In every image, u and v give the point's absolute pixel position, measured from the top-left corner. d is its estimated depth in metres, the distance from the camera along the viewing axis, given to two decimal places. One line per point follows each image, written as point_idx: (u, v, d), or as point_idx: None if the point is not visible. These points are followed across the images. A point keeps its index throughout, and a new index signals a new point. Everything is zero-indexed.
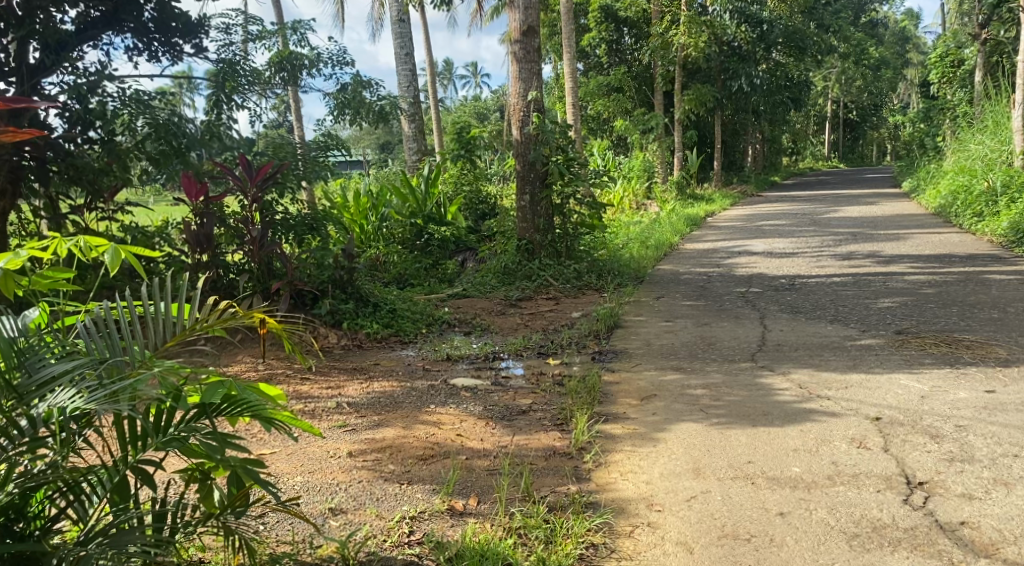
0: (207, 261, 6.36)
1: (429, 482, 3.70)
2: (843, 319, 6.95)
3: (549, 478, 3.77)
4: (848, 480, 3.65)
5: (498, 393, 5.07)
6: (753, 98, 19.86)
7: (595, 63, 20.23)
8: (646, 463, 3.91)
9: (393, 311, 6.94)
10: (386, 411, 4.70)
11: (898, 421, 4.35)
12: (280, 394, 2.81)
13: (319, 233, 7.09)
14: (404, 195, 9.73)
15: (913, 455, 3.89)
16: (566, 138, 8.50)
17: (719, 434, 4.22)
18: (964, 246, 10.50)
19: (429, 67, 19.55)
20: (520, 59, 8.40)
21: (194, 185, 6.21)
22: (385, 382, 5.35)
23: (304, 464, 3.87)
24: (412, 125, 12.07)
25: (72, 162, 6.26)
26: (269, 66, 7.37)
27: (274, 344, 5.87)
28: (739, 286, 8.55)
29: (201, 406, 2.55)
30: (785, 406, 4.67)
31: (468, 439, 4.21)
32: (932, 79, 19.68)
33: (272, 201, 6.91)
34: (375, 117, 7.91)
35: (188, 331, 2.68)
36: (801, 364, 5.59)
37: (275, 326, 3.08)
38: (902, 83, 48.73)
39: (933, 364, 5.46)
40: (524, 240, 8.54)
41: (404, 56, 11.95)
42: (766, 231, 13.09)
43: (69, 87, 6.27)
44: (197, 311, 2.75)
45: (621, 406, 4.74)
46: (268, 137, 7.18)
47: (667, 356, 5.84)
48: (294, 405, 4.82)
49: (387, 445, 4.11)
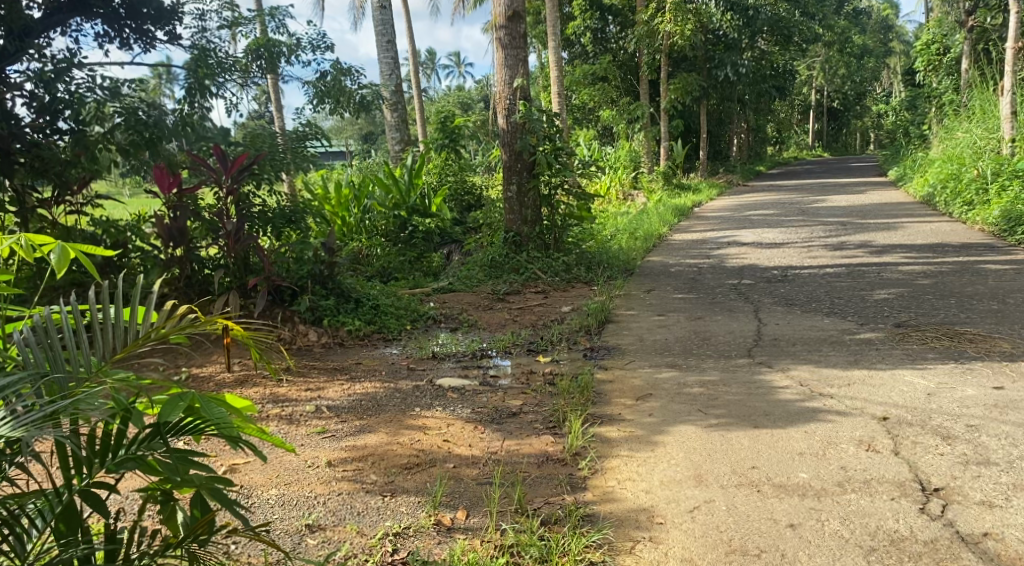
0: (181, 256, 6.14)
1: (415, 494, 3.46)
2: (840, 311, 6.74)
3: (542, 488, 3.54)
4: (860, 487, 3.44)
5: (485, 394, 4.83)
6: (738, 86, 19.63)
7: (580, 51, 19.98)
8: (645, 469, 3.69)
9: (376, 308, 6.69)
10: (368, 415, 4.45)
11: (906, 421, 4.15)
12: (248, 407, 2.60)
13: (298, 226, 6.81)
14: (387, 186, 9.47)
15: (924, 459, 3.68)
16: (553, 127, 8.19)
17: (721, 437, 4.00)
18: (956, 235, 10.32)
19: (412, 56, 19.29)
20: (505, 45, 8.20)
21: (166, 177, 5.98)
22: (367, 383, 5.10)
23: (280, 474, 3.63)
24: (394, 114, 11.79)
25: (38, 153, 6.01)
26: (245, 54, 7.07)
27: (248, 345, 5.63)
28: (731, 277, 8.34)
29: (156, 424, 2.34)
30: (787, 405, 4.46)
31: (455, 446, 3.98)
32: (918, 67, 19.52)
33: (249, 193, 6.61)
34: (356, 107, 7.67)
35: (140, 341, 2.42)
36: (801, 360, 5.38)
37: (241, 334, 2.83)
38: (885, 70, 48.71)
39: (937, 359, 5.26)
40: (512, 232, 8.29)
41: (386, 43, 11.67)
42: (754, 221, 12.90)
43: (34, 74, 6.00)
44: (156, 317, 2.49)
45: (615, 407, 4.51)
46: (247, 127, 6.88)
47: (661, 352, 5.62)
48: (271, 410, 4.57)
49: (368, 453, 3.87)
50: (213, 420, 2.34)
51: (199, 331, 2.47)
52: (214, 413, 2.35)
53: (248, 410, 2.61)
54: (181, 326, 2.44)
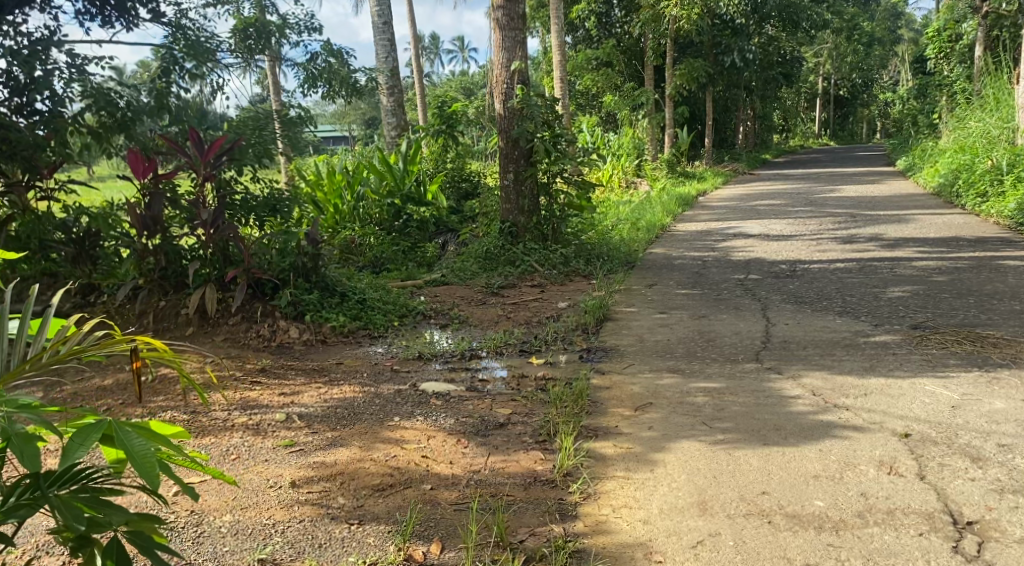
0: (156, 246, 5.77)
1: (384, 522, 3.13)
2: (854, 311, 6.35)
3: (527, 516, 3.19)
4: (884, 519, 3.08)
5: (472, 401, 4.45)
6: (745, 73, 19.16)
7: (583, 36, 19.56)
8: (643, 495, 3.33)
9: (363, 303, 6.31)
10: (342, 425, 4.09)
11: (931, 439, 3.77)
12: (178, 433, 2.31)
13: (281, 215, 6.38)
14: (381, 173, 9.11)
15: (954, 484, 3.31)
16: (553, 113, 7.73)
17: (727, 456, 3.63)
18: (970, 229, 9.89)
19: (414, 42, 18.92)
20: (503, 27, 7.78)
21: (140, 162, 5.59)
22: (346, 387, 4.73)
23: (237, 497, 3.29)
24: (390, 98, 11.39)
25: (5, 134, 5.53)
26: (231, 33, 6.62)
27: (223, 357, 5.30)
28: (737, 272, 7.94)
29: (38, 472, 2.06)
30: (799, 418, 4.09)
31: (434, 463, 3.62)
32: (929, 54, 19.02)
33: (229, 179, 6.14)
34: (348, 90, 7.27)
35: (26, 366, 2.21)
36: (812, 366, 4.99)
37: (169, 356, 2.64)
38: (893, 59, 48.02)
39: (960, 366, 4.88)
40: (508, 222, 7.92)
41: (382, 24, 11.23)
42: (760, 212, 12.51)
43: (8, 50, 5.59)
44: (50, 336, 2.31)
45: (611, 419, 4.14)
46: (245, 113, 6.30)
47: (663, 356, 5.25)
48: (236, 418, 4.19)
49: (338, 472, 3.51)
50: (129, 450, 2.08)
51: (103, 353, 2.28)
52: (132, 442, 2.11)
53: (182, 436, 2.34)
54: (81, 349, 2.26)
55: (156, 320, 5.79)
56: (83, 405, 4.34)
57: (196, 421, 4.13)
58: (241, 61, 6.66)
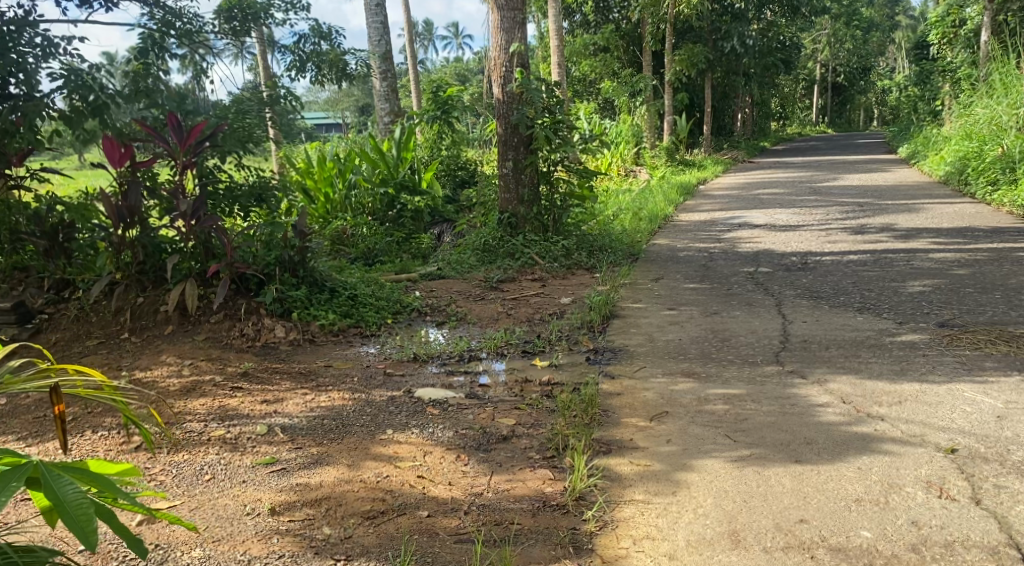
0: (132, 238, 5.35)
1: (374, 559, 2.78)
2: (874, 307, 5.98)
3: (536, 550, 2.86)
4: (942, 555, 2.79)
5: (472, 410, 4.06)
6: (744, 60, 18.76)
7: (581, 21, 19.09)
8: (667, 524, 2.99)
9: (353, 299, 5.91)
10: (330, 439, 3.70)
11: (980, 456, 3.41)
12: (124, 472, 2.02)
13: (267, 205, 5.94)
14: (374, 160, 8.64)
15: (1015, 511, 2.99)
16: (554, 98, 7.34)
17: (756, 475, 3.26)
18: (983, 218, 9.51)
19: (410, 28, 18.45)
20: (501, 7, 7.36)
21: (116, 149, 5.19)
22: (335, 394, 4.34)
23: (209, 528, 2.94)
24: (384, 83, 10.96)
25: None
26: (216, 14, 6.17)
27: (197, 362, 4.90)
28: (746, 265, 7.55)
29: None
30: (832, 430, 3.72)
31: (432, 485, 3.24)
32: (932, 40, 18.62)
33: (212, 168, 5.70)
34: (339, 75, 6.84)
35: None
36: (838, 369, 4.61)
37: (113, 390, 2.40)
38: (890, 46, 47.54)
39: (997, 369, 4.52)
40: (507, 213, 7.51)
41: (374, 5, 10.73)
42: (766, 201, 12.12)
43: None
44: None
45: (625, 430, 3.76)
46: (232, 100, 5.86)
47: (676, 358, 4.87)
48: (213, 431, 3.80)
49: (325, 496, 3.14)
50: (61, 500, 1.81)
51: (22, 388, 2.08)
52: (64, 491, 1.83)
53: (130, 474, 2.07)
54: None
55: (134, 318, 5.35)
56: (47, 414, 3.94)
57: (166, 432, 3.75)
58: (226, 44, 6.21)
